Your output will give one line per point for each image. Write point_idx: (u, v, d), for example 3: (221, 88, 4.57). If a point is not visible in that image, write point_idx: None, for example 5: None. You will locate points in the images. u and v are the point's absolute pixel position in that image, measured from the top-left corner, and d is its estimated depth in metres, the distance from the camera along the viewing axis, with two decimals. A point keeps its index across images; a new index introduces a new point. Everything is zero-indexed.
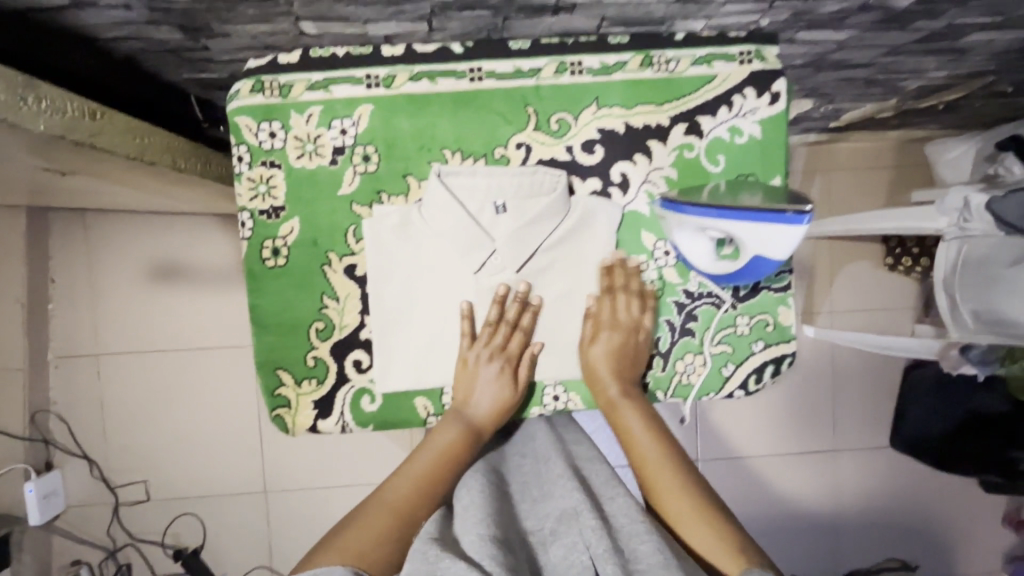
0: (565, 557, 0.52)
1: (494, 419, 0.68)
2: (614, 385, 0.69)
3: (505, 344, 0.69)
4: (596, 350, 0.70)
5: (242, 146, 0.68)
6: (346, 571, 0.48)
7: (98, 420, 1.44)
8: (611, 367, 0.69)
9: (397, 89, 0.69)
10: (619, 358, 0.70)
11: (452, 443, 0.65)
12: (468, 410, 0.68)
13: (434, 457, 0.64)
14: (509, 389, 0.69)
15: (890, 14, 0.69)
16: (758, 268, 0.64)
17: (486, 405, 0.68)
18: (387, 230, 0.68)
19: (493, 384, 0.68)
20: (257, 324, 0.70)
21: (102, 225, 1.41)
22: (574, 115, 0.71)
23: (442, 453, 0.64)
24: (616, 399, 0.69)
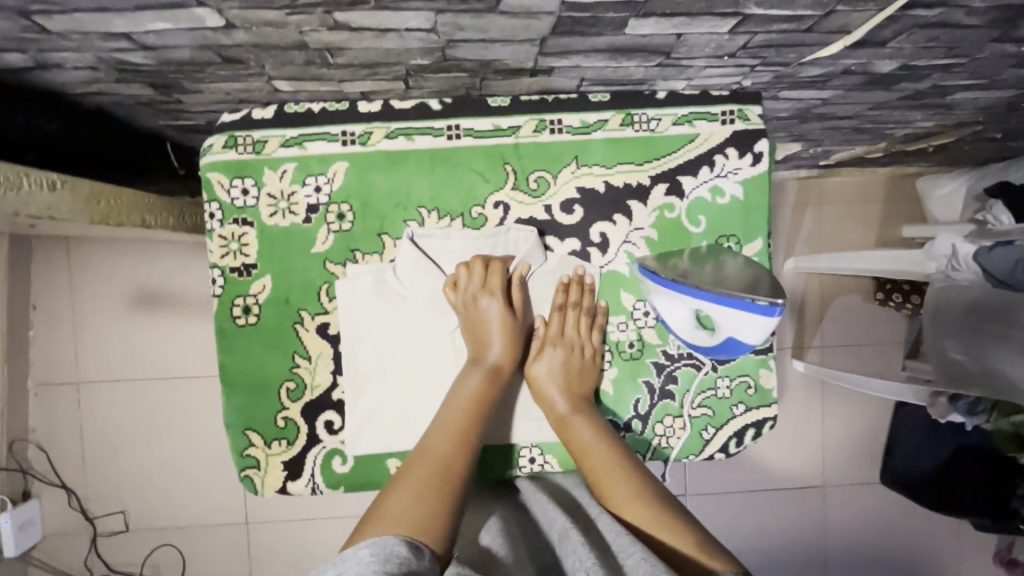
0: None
1: (509, 358, 0.67)
2: (561, 401, 0.68)
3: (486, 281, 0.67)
4: (539, 364, 0.69)
5: (213, 202, 0.67)
6: (400, 541, 0.46)
7: (78, 449, 1.42)
8: (556, 381, 0.69)
9: (373, 146, 0.68)
10: (568, 368, 0.69)
11: (478, 391, 0.64)
12: (485, 355, 0.67)
13: (460, 410, 0.63)
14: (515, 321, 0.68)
15: (873, 78, 0.68)
16: (731, 347, 0.66)
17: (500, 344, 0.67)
18: (361, 290, 0.67)
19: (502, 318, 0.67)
20: (227, 383, 0.69)
21: (85, 253, 1.39)
22: (553, 173, 0.69)
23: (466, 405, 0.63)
24: (567, 408, 0.67)
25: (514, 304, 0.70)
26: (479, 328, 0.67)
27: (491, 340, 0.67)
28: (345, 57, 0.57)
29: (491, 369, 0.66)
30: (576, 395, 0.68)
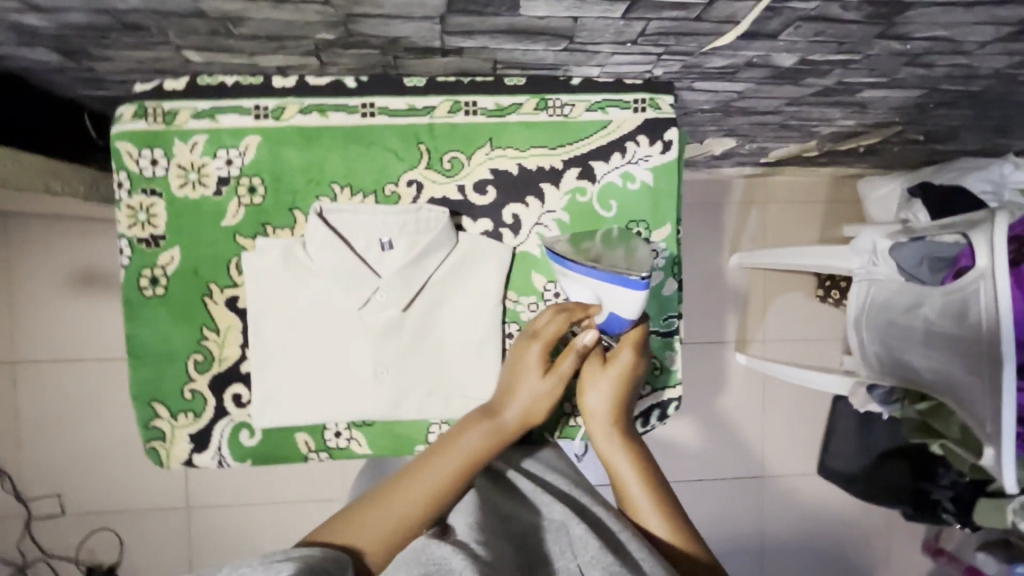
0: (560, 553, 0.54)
1: (523, 420, 0.63)
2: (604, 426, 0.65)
3: (541, 333, 0.65)
4: (596, 394, 0.65)
5: (121, 172, 0.67)
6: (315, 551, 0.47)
7: (12, 430, 1.39)
8: (610, 410, 0.65)
9: (286, 121, 0.68)
10: (619, 399, 0.65)
11: (476, 450, 0.61)
12: (500, 414, 0.63)
13: (454, 466, 0.60)
14: (548, 388, 0.64)
15: (778, 71, 0.71)
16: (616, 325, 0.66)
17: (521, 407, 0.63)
18: (268, 263, 0.67)
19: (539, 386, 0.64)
20: (133, 354, 0.68)
21: (23, 229, 1.37)
22: (467, 154, 0.71)
23: (460, 459, 0.60)
24: (614, 436, 0.65)
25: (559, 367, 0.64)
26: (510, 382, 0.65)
27: (515, 397, 0.63)
28: (248, 28, 0.57)
29: (497, 429, 0.62)
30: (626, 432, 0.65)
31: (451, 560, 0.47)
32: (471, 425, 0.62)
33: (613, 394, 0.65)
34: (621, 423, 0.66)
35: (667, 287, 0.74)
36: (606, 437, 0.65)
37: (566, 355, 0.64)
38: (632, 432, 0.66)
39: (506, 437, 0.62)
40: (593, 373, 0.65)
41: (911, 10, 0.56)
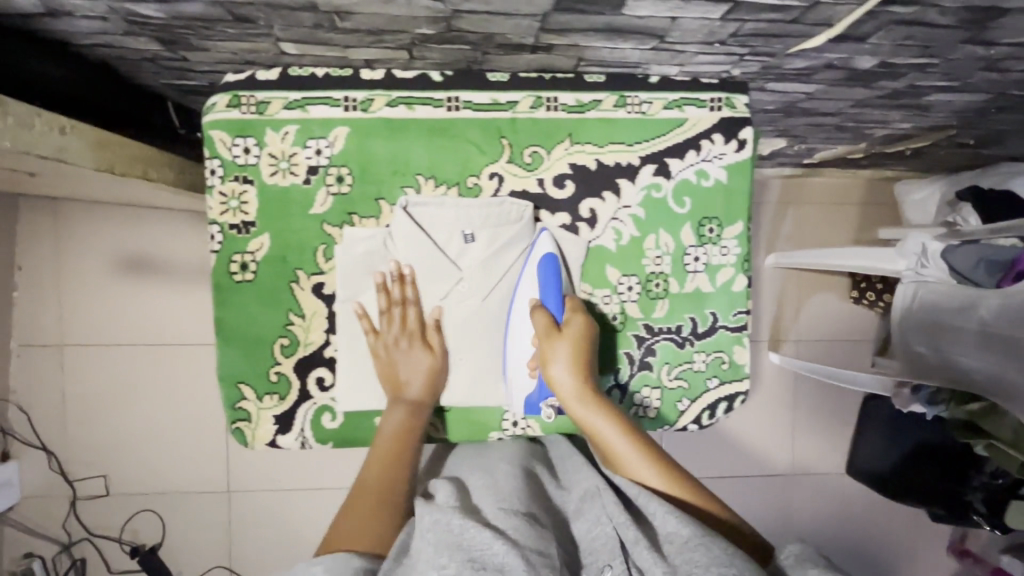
0: (590, 530, 0.56)
1: (430, 390, 0.70)
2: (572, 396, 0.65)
3: (404, 324, 0.70)
4: (556, 366, 0.66)
5: (215, 159, 0.69)
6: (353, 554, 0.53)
7: (60, 411, 1.42)
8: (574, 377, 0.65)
9: (374, 112, 0.69)
10: (582, 364, 0.66)
11: (401, 427, 0.67)
12: (403, 392, 0.69)
13: (387, 446, 0.65)
14: (432, 360, 0.70)
15: (853, 74, 0.72)
16: (553, 284, 0.70)
17: (421, 381, 0.70)
18: (356, 251, 0.69)
19: (419, 362, 0.70)
20: (222, 337, 0.70)
21: (73, 214, 1.39)
22: (547, 148, 0.72)
23: (392, 439, 0.65)
24: (580, 403, 0.65)
25: (433, 347, 0.71)
26: (396, 370, 0.69)
27: (405, 377, 0.69)
28: (353, 22, 0.59)
29: (413, 404, 0.69)
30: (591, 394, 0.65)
31: (492, 545, 0.50)
32: (386, 413, 0.68)
33: (576, 358, 0.66)
34: (589, 388, 0.66)
35: (736, 283, 0.76)
36: (580, 404, 0.65)
37: (431, 333, 0.71)
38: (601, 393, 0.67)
39: (422, 409, 0.69)
40: (557, 343, 0.66)
41: (1006, 17, 0.57)
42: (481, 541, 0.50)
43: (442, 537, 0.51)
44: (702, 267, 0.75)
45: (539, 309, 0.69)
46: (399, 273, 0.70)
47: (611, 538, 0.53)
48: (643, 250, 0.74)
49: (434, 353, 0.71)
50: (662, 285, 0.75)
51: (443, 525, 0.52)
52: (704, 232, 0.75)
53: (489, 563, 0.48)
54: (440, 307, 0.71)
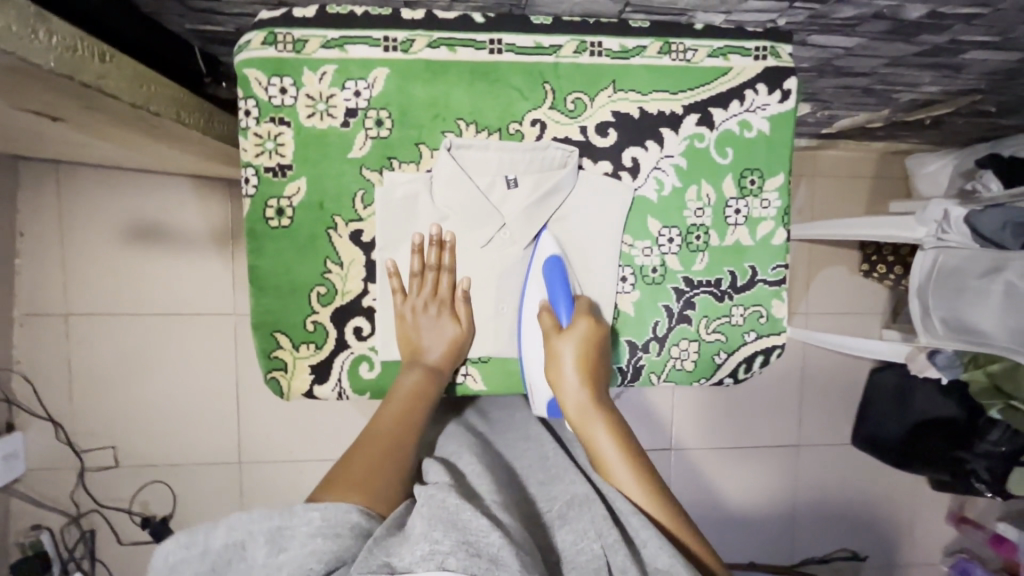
0: (573, 542, 0.50)
1: (449, 359, 0.69)
2: (578, 390, 0.63)
3: (435, 290, 0.70)
4: (565, 350, 0.64)
5: (250, 100, 0.66)
6: (352, 507, 0.48)
7: (66, 381, 1.39)
8: (579, 370, 0.64)
9: (415, 54, 0.67)
10: (586, 367, 0.64)
11: (418, 387, 0.65)
12: (423, 356, 0.68)
13: (400, 404, 0.63)
14: (454, 328, 0.70)
15: (898, 25, 0.71)
16: (560, 284, 0.67)
17: (440, 346, 0.69)
18: (396, 197, 0.68)
19: (437, 327, 0.69)
20: (256, 285, 0.69)
21: (76, 177, 1.35)
22: (590, 95, 0.71)
23: (407, 397, 0.64)
24: (582, 397, 0.63)
25: (456, 317, 0.70)
26: (420, 334, 0.68)
27: (428, 343, 0.68)
28: None
29: (432, 369, 0.67)
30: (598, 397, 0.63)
31: (488, 535, 0.45)
32: (404, 373, 0.67)
33: (582, 364, 0.64)
34: (593, 394, 0.63)
35: (776, 236, 0.75)
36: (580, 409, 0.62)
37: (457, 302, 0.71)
38: (609, 406, 0.64)
39: (441, 376, 0.68)
40: (560, 346, 0.65)
41: None
42: (478, 528, 0.45)
43: (436, 513, 0.47)
44: (743, 219, 0.75)
45: (546, 312, 0.67)
46: (439, 238, 0.69)
47: (596, 557, 0.47)
48: (684, 201, 0.73)
49: (457, 321, 0.70)
50: (702, 237, 0.74)
51: (438, 501, 0.48)
52: (746, 184, 0.74)
53: (484, 552, 0.43)
54: (469, 278, 0.71)
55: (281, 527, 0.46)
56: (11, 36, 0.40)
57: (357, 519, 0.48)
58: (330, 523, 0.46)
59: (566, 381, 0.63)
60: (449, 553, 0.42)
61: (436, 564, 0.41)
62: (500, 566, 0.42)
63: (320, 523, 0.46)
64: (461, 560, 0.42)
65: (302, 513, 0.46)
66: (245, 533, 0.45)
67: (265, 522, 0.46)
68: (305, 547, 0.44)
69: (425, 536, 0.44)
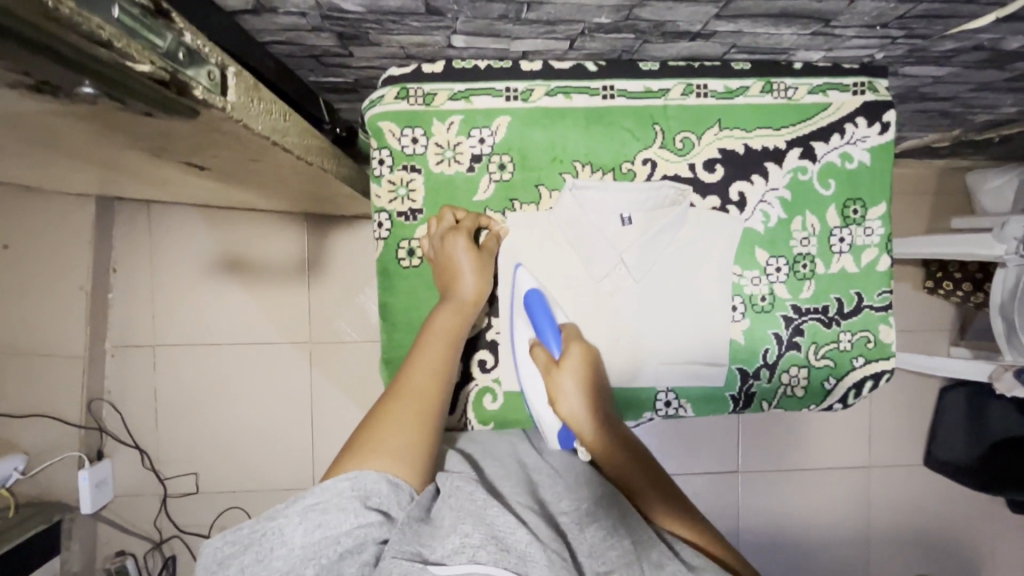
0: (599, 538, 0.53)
1: (479, 296, 0.70)
2: (590, 423, 0.67)
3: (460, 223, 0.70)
4: (564, 375, 0.67)
5: (384, 149, 0.72)
6: (380, 477, 0.51)
7: (151, 411, 1.45)
8: (583, 395, 0.67)
9: (534, 102, 0.72)
10: (589, 390, 0.68)
11: (447, 325, 0.67)
12: (458, 292, 0.68)
13: (435, 348, 0.65)
14: (484, 262, 0.70)
15: (995, 55, 0.74)
16: (544, 314, 0.69)
17: (469, 281, 0.69)
18: (519, 234, 0.73)
19: (467, 259, 0.68)
20: (388, 322, 0.74)
21: (164, 215, 1.43)
22: (697, 134, 0.74)
23: (440, 340, 0.65)
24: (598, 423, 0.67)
25: (481, 247, 0.71)
26: (446, 271, 0.69)
27: (464, 277, 0.69)
28: (538, 12, 0.59)
29: (459, 306, 0.68)
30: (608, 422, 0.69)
31: (515, 532, 0.49)
32: (438, 309, 0.68)
33: (584, 388, 0.68)
34: (600, 422, 0.68)
35: (881, 263, 0.77)
36: (593, 437, 0.67)
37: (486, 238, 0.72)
38: (610, 419, 0.69)
39: (471, 312, 0.69)
40: (560, 379, 0.67)
41: None
42: (505, 525, 0.50)
43: (465, 506, 0.51)
44: (848, 248, 0.77)
45: (538, 347, 0.69)
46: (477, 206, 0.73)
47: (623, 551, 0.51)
48: (790, 232, 0.76)
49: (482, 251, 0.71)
50: (809, 266, 0.76)
51: (467, 494, 0.53)
52: (850, 213, 0.76)
53: (512, 548, 0.47)
54: (504, 221, 0.73)
55: (313, 503, 0.48)
56: (239, 106, 0.46)
57: (386, 489, 0.51)
58: (359, 489, 0.49)
59: (573, 409, 0.67)
60: (479, 547, 0.46)
61: (468, 557, 0.46)
62: (528, 562, 0.46)
63: (350, 494, 0.49)
64: (491, 551, 0.46)
65: (331, 486, 0.49)
66: (280, 517, 0.48)
67: (298, 502, 0.49)
68: (341, 520, 0.47)
69: (456, 530, 0.49)
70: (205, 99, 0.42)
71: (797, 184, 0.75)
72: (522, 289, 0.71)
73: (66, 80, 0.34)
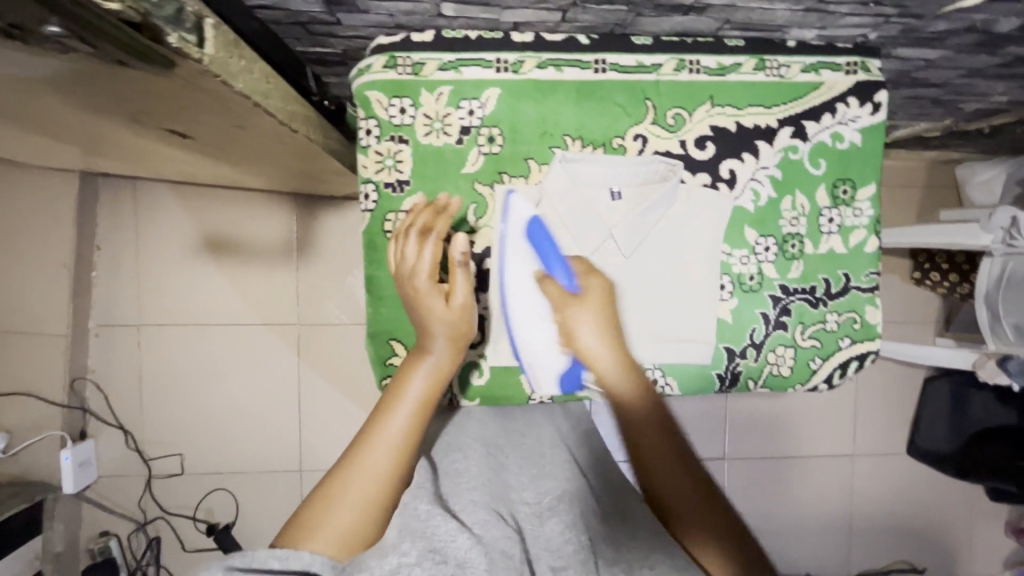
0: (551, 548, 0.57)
1: (453, 348, 0.62)
2: (608, 358, 0.68)
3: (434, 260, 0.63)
4: (586, 308, 0.68)
5: (371, 119, 0.71)
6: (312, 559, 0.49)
7: (137, 391, 1.43)
8: (604, 331, 0.69)
9: (525, 74, 0.71)
10: (608, 327, 0.69)
11: (413, 383, 0.60)
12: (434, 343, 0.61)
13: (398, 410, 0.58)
14: (459, 308, 0.62)
15: (988, 37, 0.73)
16: (550, 248, 0.70)
17: (439, 333, 0.61)
18: (507, 208, 0.72)
19: (440, 310, 0.61)
20: (374, 296, 0.73)
21: (150, 193, 1.41)
22: (689, 110, 0.74)
23: (404, 400, 0.59)
24: (614, 362, 0.68)
25: (456, 289, 0.63)
26: (416, 316, 0.63)
27: (436, 329, 0.61)
28: None
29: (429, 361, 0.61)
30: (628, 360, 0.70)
31: (455, 539, 0.50)
32: (407, 364, 0.61)
33: (602, 325, 0.69)
34: (617, 359, 0.69)
35: (869, 244, 0.77)
36: (605, 372, 0.68)
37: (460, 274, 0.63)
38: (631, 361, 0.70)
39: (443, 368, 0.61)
40: (579, 311, 0.68)
41: None
42: (447, 533, 0.50)
43: (408, 523, 0.51)
44: (837, 228, 0.77)
45: (547, 279, 0.69)
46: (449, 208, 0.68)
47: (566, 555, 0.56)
48: (780, 211, 0.76)
49: (456, 295, 0.62)
50: (797, 246, 0.76)
51: (412, 509, 0.53)
52: (839, 194, 0.76)
53: (452, 557, 0.48)
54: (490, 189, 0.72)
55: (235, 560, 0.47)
56: (217, 60, 0.45)
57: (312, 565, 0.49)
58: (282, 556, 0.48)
59: (590, 342, 0.68)
60: (416, 563, 0.45)
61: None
62: (466, 569, 0.47)
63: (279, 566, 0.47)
64: (427, 568, 0.45)
65: (261, 555, 0.47)
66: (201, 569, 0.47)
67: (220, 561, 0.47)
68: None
69: (393, 550, 0.47)
70: (180, 47, 0.40)
71: (787, 162, 0.75)
72: (519, 220, 0.71)
73: (30, 18, 0.33)
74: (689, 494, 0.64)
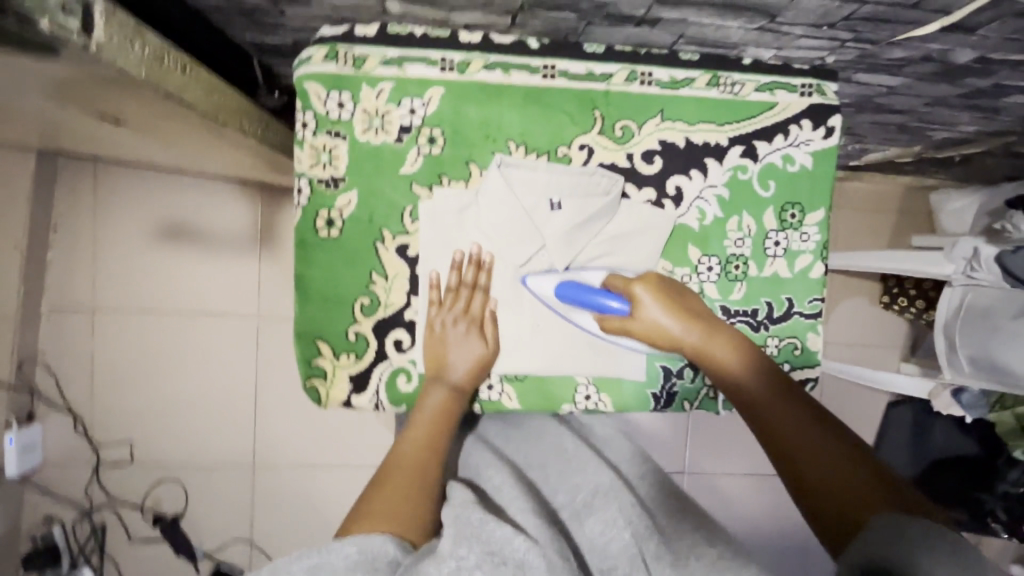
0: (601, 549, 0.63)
1: (474, 376, 0.70)
2: (693, 335, 0.68)
3: (468, 308, 0.71)
4: (650, 307, 0.68)
5: (308, 112, 0.68)
6: (387, 539, 0.52)
7: (87, 375, 1.40)
8: (671, 316, 0.68)
9: (471, 75, 0.69)
10: (677, 309, 0.69)
11: (442, 406, 0.67)
12: (447, 374, 0.69)
13: (427, 424, 0.66)
14: (482, 345, 0.70)
15: (947, 68, 0.72)
16: (583, 296, 0.69)
17: (464, 364, 0.69)
18: (444, 212, 0.70)
19: (466, 343, 0.70)
20: (302, 293, 0.71)
21: (112, 174, 1.37)
22: (638, 123, 0.72)
23: (434, 417, 0.67)
24: (697, 338, 0.68)
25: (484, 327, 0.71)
26: (441, 351, 0.70)
27: (458, 362, 0.69)
28: None
29: (455, 388, 0.69)
30: (711, 338, 0.68)
31: (512, 541, 0.51)
32: (428, 389, 0.69)
33: (669, 306, 0.69)
34: (699, 341, 0.68)
35: (814, 270, 0.76)
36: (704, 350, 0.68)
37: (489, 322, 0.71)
38: (716, 331, 0.69)
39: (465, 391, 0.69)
40: (645, 309, 0.68)
41: None
42: (500, 536, 0.52)
43: (462, 528, 0.52)
44: (782, 252, 0.75)
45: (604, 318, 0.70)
46: (479, 258, 0.71)
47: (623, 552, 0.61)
48: (725, 231, 0.74)
49: (485, 336, 0.71)
50: (741, 267, 0.75)
51: (465, 515, 0.54)
52: (787, 217, 0.75)
53: (510, 558, 0.50)
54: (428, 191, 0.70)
55: (317, 563, 0.48)
56: (111, 48, 0.45)
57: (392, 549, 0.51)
58: (364, 555, 0.50)
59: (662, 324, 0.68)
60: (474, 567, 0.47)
61: None
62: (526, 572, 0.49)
63: (357, 557, 0.49)
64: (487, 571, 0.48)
65: (339, 548, 0.50)
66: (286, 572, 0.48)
67: (303, 559, 0.49)
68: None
69: (452, 554, 0.49)
70: (60, 34, 0.40)
71: (735, 181, 0.74)
72: (548, 291, 0.71)
73: None
74: (836, 470, 0.59)
